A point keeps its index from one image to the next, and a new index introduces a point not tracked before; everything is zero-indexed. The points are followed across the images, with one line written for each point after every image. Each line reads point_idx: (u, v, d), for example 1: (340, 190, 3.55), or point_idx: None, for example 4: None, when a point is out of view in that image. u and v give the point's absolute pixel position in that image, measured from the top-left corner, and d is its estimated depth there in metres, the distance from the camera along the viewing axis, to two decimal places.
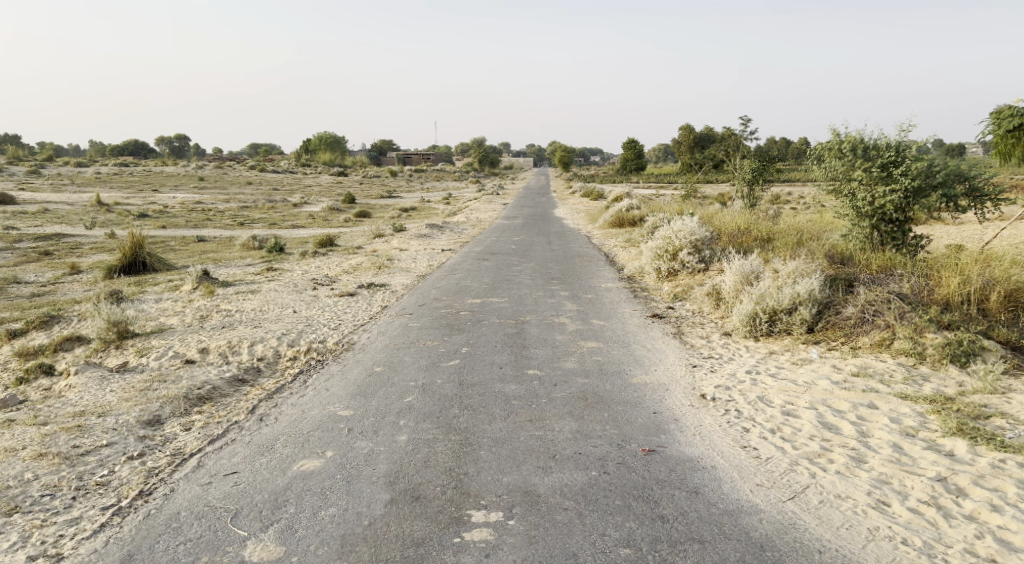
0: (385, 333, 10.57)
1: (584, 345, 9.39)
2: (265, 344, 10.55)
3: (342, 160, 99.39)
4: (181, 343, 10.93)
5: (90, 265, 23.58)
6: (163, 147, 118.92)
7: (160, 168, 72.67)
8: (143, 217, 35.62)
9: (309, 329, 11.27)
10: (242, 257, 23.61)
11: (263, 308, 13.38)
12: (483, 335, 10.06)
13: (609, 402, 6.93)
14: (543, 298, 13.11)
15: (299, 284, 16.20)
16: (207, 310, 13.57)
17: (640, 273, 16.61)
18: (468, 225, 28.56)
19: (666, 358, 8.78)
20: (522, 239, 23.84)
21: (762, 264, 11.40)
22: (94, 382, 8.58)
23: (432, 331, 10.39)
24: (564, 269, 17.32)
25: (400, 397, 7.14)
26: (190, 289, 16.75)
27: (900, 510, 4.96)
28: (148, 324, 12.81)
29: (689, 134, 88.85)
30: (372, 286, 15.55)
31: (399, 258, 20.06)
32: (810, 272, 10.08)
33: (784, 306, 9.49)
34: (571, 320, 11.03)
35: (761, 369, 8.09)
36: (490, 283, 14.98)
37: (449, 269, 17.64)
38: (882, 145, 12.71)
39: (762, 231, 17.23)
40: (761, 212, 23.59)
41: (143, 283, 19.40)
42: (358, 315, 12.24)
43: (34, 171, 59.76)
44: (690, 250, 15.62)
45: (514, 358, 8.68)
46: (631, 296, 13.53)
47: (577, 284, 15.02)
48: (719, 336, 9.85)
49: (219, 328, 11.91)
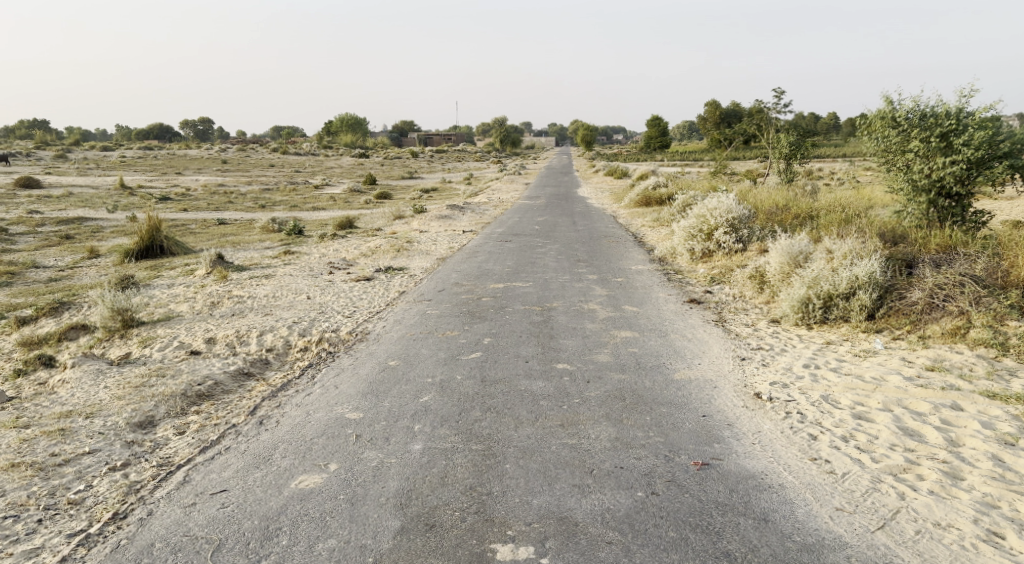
0: (402, 321, 9.86)
1: (617, 335, 8.59)
2: (275, 333, 9.88)
3: (364, 142, 98.79)
4: (187, 332, 10.31)
5: (107, 249, 23.18)
6: (189, 131, 119.41)
7: (184, 151, 72.89)
8: (164, 200, 35.24)
9: (322, 317, 10.59)
10: (260, 240, 23.07)
11: (276, 293, 12.72)
12: (507, 323, 9.29)
13: (651, 402, 6.12)
14: (571, 282, 12.30)
15: (315, 268, 15.51)
16: (218, 296, 12.95)
17: (672, 254, 15.68)
18: (490, 205, 27.79)
19: (710, 349, 7.96)
20: (547, 219, 22.98)
21: (811, 244, 10.48)
22: (88, 377, 7.94)
23: (452, 320, 9.65)
24: (592, 250, 16.47)
25: (416, 396, 6.41)
26: (204, 273, 16.17)
27: (1018, 544, 4.17)
28: (157, 311, 12.23)
29: (716, 110, 87.00)
30: (390, 270, 14.84)
31: (419, 240, 19.38)
32: (867, 253, 9.18)
33: (841, 291, 8.60)
34: (602, 307, 10.22)
35: (820, 363, 7.24)
36: (514, 266, 14.18)
37: (470, 251, 16.87)
38: (942, 113, 11.64)
39: (803, 208, 16.19)
40: (797, 188, 22.41)
41: (158, 267, 18.86)
42: (374, 302, 11.55)
43: (60, 156, 59.89)
44: (726, 229, 14.67)
45: (543, 351, 7.90)
46: (664, 279, 12.66)
47: (605, 267, 14.16)
48: (767, 324, 9.00)
49: (229, 315, 11.28)
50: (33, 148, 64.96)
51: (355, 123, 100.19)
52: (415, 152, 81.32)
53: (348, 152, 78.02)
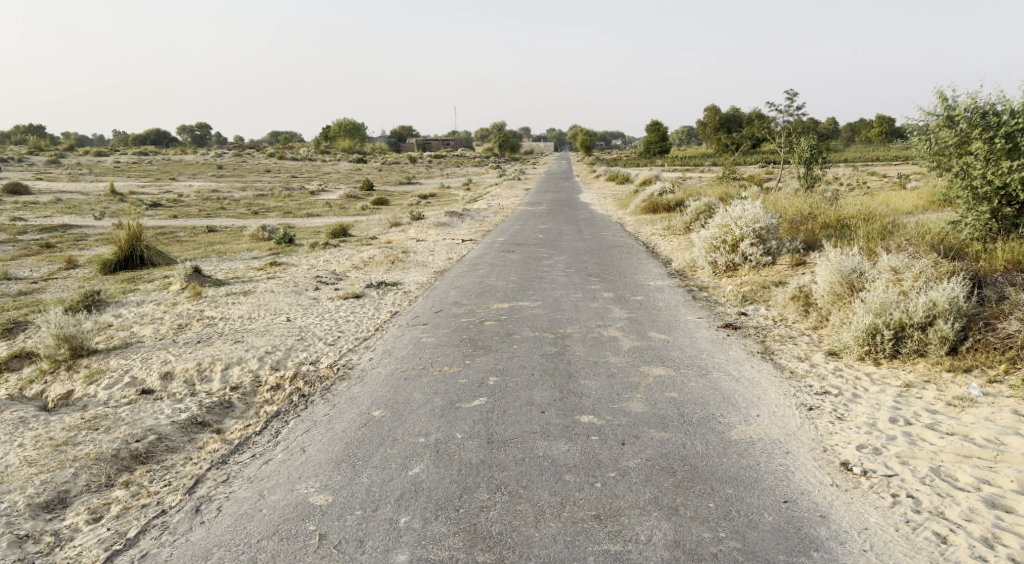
0: (392, 352, 8.42)
1: (649, 373, 7.15)
2: (243, 366, 8.47)
3: (362, 148, 97.37)
4: (143, 364, 8.89)
5: (86, 259, 21.73)
6: (186, 137, 118.03)
7: (180, 156, 71.40)
8: (154, 206, 33.78)
9: (300, 345, 9.16)
10: (248, 249, 21.62)
11: (253, 315, 11.28)
12: (516, 356, 7.87)
13: (710, 477, 4.74)
14: (585, 302, 10.87)
15: (300, 284, 14.07)
16: (187, 318, 11.50)
17: (692, 267, 14.23)
18: (490, 212, 26.39)
19: (767, 395, 6.49)
20: (551, 227, 21.55)
21: (865, 260, 9.17)
22: (6, 428, 6.52)
23: (451, 351, 8.21)
24: (603, 263, 15.03)
25: (404, 466, 5.00)
26: (179, 288, 14.70)
27: None
28: (117, 335, 10.80)
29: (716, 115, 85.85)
30: (383, 285, 13.41)
31: (416, 250, 17.95)
32: (942, 275, 7.82)
33: (917, 320, 7.22)
34: (625, 334, 8.78)
35: (909, 417, 5.81)
36: (519, 282, 12.76)
37: (470, 264, 15.46)
38: (1006, 112, 10.20)
39: (833, 218, 14.77)
40: (817, 194, 20.96)
41: (135, 280, 17.41)
42: (361, 325, 10.14)
43: (53, 161, 58.48)
44: (753, 240, 13.25)
45: (561, 397, 6.45)
46: (689, 298, 11.26)
47: (621, 282, 12.71)
48: (823, 357, 7.63)
49: (195, 341, 9.84)
50: (27, 153, 63.61)
51: (354, 128, 98.84)
52: (412, 157, 79.88)
53: (345, 158, 76.51)
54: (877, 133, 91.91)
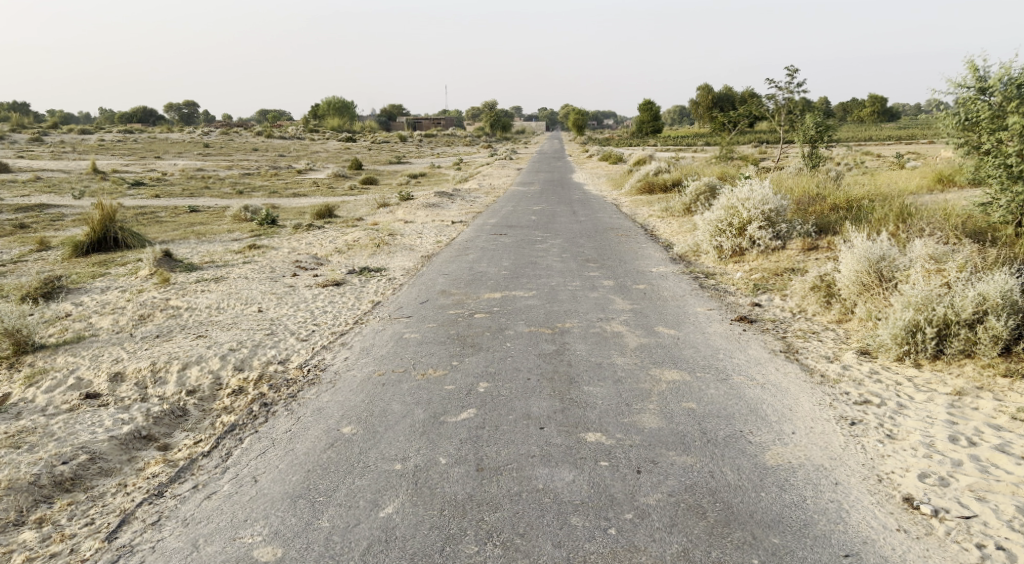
0: (371, 351, 7.51)
1: (662, 377, 6.27)
2: (202, 366, 7.54)
3: (351, 126, 95.78)
4: (92, 361, 7.95)
5: (58, 240, 20.65)
6: (173, 114, 116.07)
7: (166, 134, 69.89)
8: (135, 185, 32.59)
9: (269, 341, 8.23)
10: (228, 231, 20.56)
11: (221, 305, 10.33)
12: (510, 356, 6.97)
13: (749, 521, 4.02)
14: (584, 291, 9.99)
15: (277, 269, 13.08)
16: (151, 307, 10.53)
17: (695, 252, 13.32)
18: (481, 192, 25.42)
19: (799, 404, 5.63)
20: (544, 209, 20.60)
21: (895, 247, 8.32)
22: None
23: (437, 350, 7.31)
24: (600, 247, 14.15)
25: (375, 507, 4.24)
26: (147, 273, 13.68)
27: None
28: (72, 327, 9.84)
29: (709, 94, 85.09)
30: (365, 271, 12.44)
31: (402, 232, 16.99)
32: (990, 266, 6.98)
33: (965, 317, 6.37)
34: (631, 330, 7.89)
35: (972, 434, 4.97)
36: (512, 268, 11.83)
37: (460, 248, 14.52)
38: None
39: (844, 199, 13.89)
40: (821, 173, 20.07)
41: (106, 263, 16.41)
42: (340, 318, 9.23)
43: (35, 138, 56.81)
44: (761, 223, 12.37)
45: (562, 409, 5.58)
46: (696, 286, 10.39)
47: (621, 269, 11.80)
48: (854, 356, 6.79)
49: (154, 335, 8.89)
50: (11, 131, 62.08)
51: (343, 106, 97.12)
52: (401, 136, 78.48)
53: (336, 138, 75.06)
54: (871, 113, 91.16)
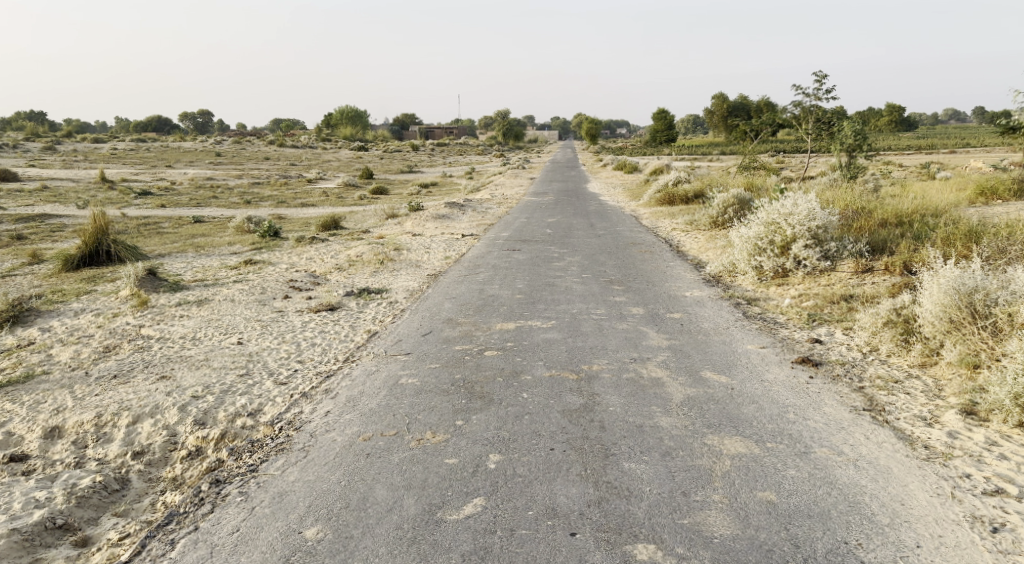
0: (358, 402, 6.15)
1: (723, 446, 4.91)
2: (157, 420, 6.20)
3: (363, 135, 94.95)
4: (32, 408, 6.69)
5: (49, 252, 19.50)
6: (188, 123, 115.88)
7: (179, 143, 69.44)
8: (142, 194, 31.57)
9: (241, 385, 6.92)
10: (227, 244, 19.33)
11: (198, 335, 9.04)
12: (527, 414, 5.60)
13: None
14: (610, 321, 8.65)
15: (268, 290, 11.79)
16: (119, 338, 9.21)
17: (730, 271, 11.85)
18: (493, 203, 24.08)
19: (907, 491, 4.35)
20: (560, 221, 19.26)
21: (989, 276, 6.94)
22: None
23: (438, 403, 5.94)
24: (623, 266, 12.76)
25: None
26: (128, 293, 12.34)
27: None
28: (26, 360, 8.56)
29: (722, 104, 83.97)
30: (364, 293, 11.11)
31: (409, 247, 15.68)
32: None
33: None
34: (673, 375, 6.55)
35: None
36: (527, 291, 10.50)
37: (469, 266, 13.20)
38: None
39: (895, 214, 12.47)
40: (860, 185, 18.63)
41: (90, 280, 15.18)
42: (328, 353, 7.91)
43: (48, 147, 56.22)
44: (808, 241, 10.94)
45: (600, 500, 4.27)
46: (739, 315, 9.02)
47: (650, 292, 10.44)
48: (960, 417, 5.40)
49: (112, 374, 7.59)
50: (25, 139, 61.78)
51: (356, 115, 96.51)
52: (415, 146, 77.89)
53: (348, 146, 74.21)
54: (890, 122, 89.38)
